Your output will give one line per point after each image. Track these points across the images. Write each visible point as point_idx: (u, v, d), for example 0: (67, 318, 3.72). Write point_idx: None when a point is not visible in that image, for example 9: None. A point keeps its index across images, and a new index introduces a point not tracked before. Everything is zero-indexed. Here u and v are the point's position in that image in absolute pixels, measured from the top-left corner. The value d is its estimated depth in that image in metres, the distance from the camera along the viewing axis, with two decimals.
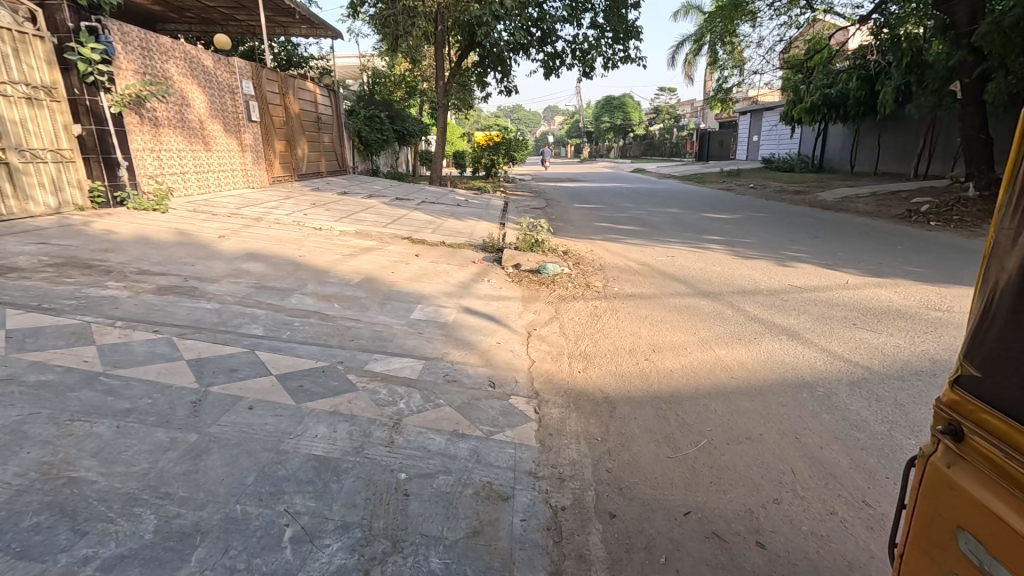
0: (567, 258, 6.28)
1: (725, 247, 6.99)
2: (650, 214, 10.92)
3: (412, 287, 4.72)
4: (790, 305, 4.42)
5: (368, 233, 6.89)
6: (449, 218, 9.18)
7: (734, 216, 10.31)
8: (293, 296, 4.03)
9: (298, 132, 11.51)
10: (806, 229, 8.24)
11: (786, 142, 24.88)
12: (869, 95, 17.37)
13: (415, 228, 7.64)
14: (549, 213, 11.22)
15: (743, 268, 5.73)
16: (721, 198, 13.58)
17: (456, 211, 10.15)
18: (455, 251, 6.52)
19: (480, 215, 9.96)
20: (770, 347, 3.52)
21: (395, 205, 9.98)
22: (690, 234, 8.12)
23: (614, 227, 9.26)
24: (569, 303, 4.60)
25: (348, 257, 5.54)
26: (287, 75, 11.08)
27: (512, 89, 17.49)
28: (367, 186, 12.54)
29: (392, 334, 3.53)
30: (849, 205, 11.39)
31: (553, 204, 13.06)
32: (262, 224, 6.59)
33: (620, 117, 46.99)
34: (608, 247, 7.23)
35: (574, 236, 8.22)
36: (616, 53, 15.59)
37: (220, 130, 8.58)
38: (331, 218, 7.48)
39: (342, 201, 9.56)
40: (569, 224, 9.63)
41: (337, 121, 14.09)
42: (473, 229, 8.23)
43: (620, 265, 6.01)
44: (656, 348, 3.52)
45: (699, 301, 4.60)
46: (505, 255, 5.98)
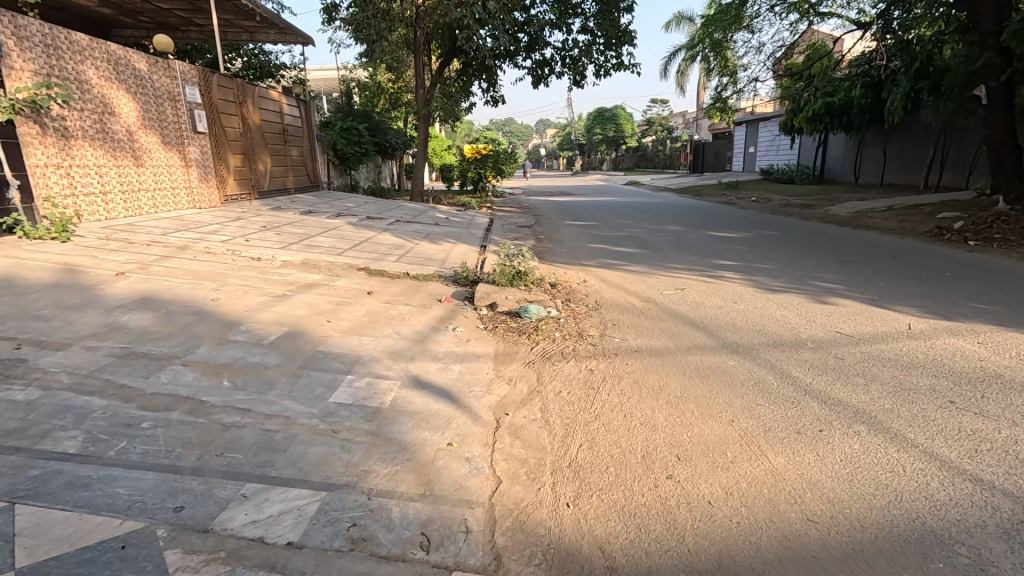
0: (554, 294, 5.18)
1: (742, 275, 5.90)
2: (648, 233, 9.86)
3: (348, 344, 3.57)
4: (850, 367, 3.32)
5: (318, 263, 5.75)
6: (422, 240, 8.07)
7: (743, 234, 9.29)
8: (165, 369, 2.87)
9: (259, 145, 10.41)
10: (829, 251, 7.21)
11: (784, 152, 24.10)
12: (874, 102, 16.55)
13: (378, 254, 6.52)
14: (537, 232, 10.14)
15: (772, 307, 4.64)
16: (723, 213, 12.61)
17: (433, 232, 9.05)
18: (421, 285, 5.40)
19: (460, 236, 8.86)
20: (849, 450, 2.39)
21: (363, 226, 8.86)
22: (698, 258, 7.05)
23: (609, 249, 8.18)
24: (556, 366, 3.47)
25: (278, 299, 4.39)
26: (246, 82, 10.02)
27: (499, 100, 16.54)
28: (338, 204, 11.47)
29: (290, 437, 2.38)
30: (865, 220, 10.42)
31: (543, 221, 12.02)
32: (186, 255, 5.45)
33: (612, 129, 46.37)
34: (604, 277, 6.11)
35: (564, 262, 7.12)
36: (607, 60, 14.73)
37: (156, 142, 7.48)
38: (278, 245, 6.35)
39: (302, 221, 8.44)
40: (560, 246, 8.53)
41: (308, 133, 13.04)
42: (447, 254, 7.11)
43: (620, 304, 4.89)
44: (681, 454, 2.39)
45: (728, 360, 3.48)
46: (479, 290, 4.84)
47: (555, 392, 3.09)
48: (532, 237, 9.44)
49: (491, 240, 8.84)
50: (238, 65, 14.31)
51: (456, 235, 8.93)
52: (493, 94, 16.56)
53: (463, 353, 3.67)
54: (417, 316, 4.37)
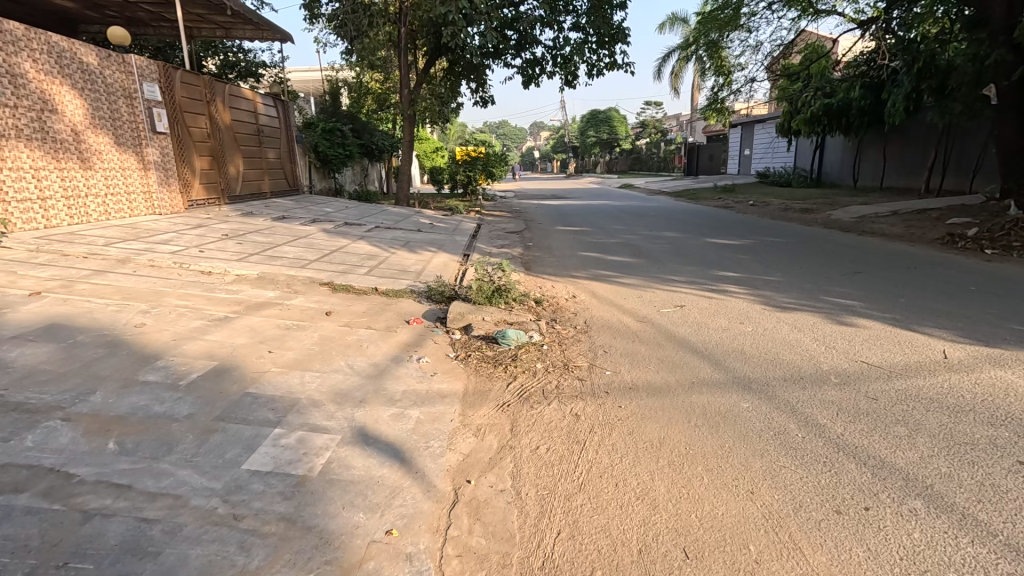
0: (539, 313, 4.61)
1: (747, 290, 5.36)
2: (643, 239, 9.32)
3: (287, 383, 2.97)
4: (888, 412, 2.75)
5: (275, 277, 5.14)
6: (400, 250, 7.46)
7: (743, 241, 8.76)
8: (37, 427, 2.27)
9: (231, 146, 9.80)
10: (838, 261, 6.69)
11: (780, 155, 23.72)
12: (874, 103, 16.13)
13: (347, 266, 5.91)
14: (526, 239, 9.57)
15: (784, 331, 4.08)
16: (721, 218, 12.11)
17: (414, 240, 8.46)
18: (389, 304, 4.80)
19: (443, 244, 8.28)
20: (907, 541, 1.83)
21: (338, 233, 8.27)
22: (697, 268, 6.50)
23: (601, 257, 7.63)
24: (535, 409, 2.90)
25: (217, 323, 3.78)
26: (215, 80, 9.41)
27: (488, 100, 16.00)
28: (317, 209, 10.87)
29: (171, 532, 1.78)
30: (870, 226, 9.95)
31: (532, 227, 11.48)
32: (126, 269, 4.84)
33: (606, 131, 45.99)
34: (596, 291, 5.54)
35: (553, 273, 6.56)
36: (599, 59, 14.24)
37: (108, 143, 6.87)
38: (235, 257, 5.75)
39: (271, 229, 7.84)
40: (549, 254, 7.96)
41: (286, 134, 12.44)
42: (425, 266, 6.53)
43: (612, 326, 4.32)
44: (690, 551, 1.81)
45: (739, 401, 2.92)
46: (453, 311, 4.23)
47: (531, 448, 2.51)
48: (521, 245, 8.89)
49: (476, 248, 8.25)
50: (214, 63, 13.71)
51: (439, 243, 8.34)
52: (482, 94, 16.01)
53: (426, 392, 3.08)
54: (378, 343, 3.76)
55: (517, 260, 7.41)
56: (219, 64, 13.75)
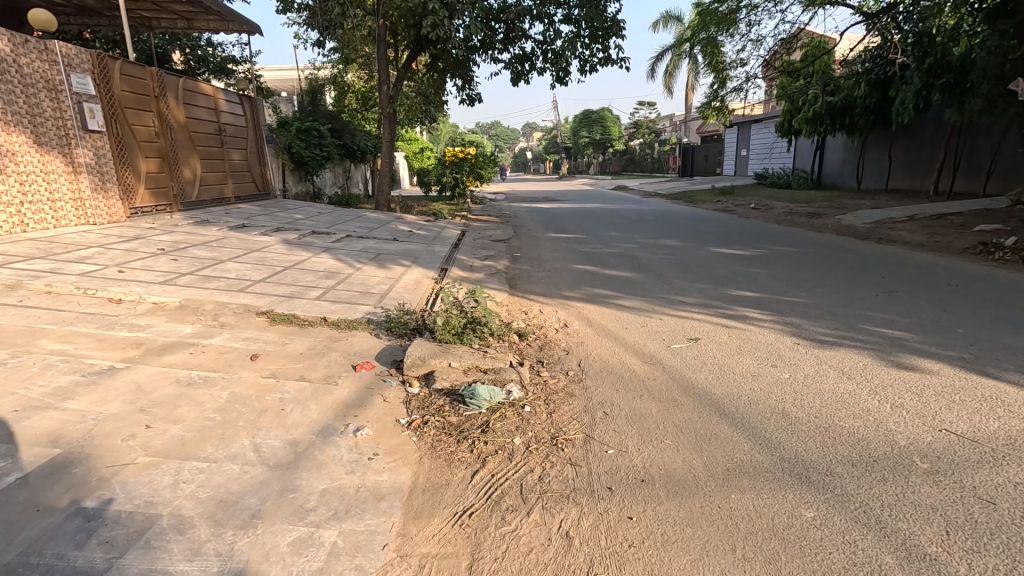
0: (521, 353, 3.72)
1: (771, 317, 4.50)
2: (641, 249, 8.45)
3: (149, 487, 2.05)
4: (1020, 530, 1.89)
5: (201, 305, 4.22)
6: (368, 264, 6.55)
7: (752, 251, 7.94)
8: None
9: (185, 146, 8.87)
10: (866, 277, 5.88)
11: (778, 155, 23.03)
12: (880, 102, 15.41)
13: (296, 288, 5.00)
14: (514, 249, 8.69)
15: (831, 380, 3.21)
16: (723, 224, 11.28)
17: (387, 251, 7.55)
18: (336, 341, 3.88)
19: (418, 257, 7.38)
20: None
21: (300, 244, 7.33)
22: (707, 287, 5.64)
23: (596, 272, 6.77)
24: (508, 527, 1.99)
25: (93, 379, 2.86)
26: (166, 73, 8.44)
27: (475, 98, 15.12)
28: (285, 215, 9.94)
29: None
30: (886, 233, 9.18)
31: (522, 234, 10.61)
32: (10, 299, 3.90)
33: (599, 132, 45.28)
34: (593, 318, 4.65)
35: (542, 293, 5.68)
36: (591, 54, 13.43)
37: (24, 143, 5.91)
38: (163, 278, 4.82)
39: (223, 241, 6.90)
40: (539, 268, 7.08)
41: (254, 134, 11.49)
42: (393, 285, 5.62)
43: (614, 370, 3.44)
44: None
45: (801, 509, 2.05)
46: (411, 356, 3.32)
47: None
48: (506, 256, 8.01)
49: (455, 261, 7.36)
50: (180, 59, 12.80)
51: (415, 255, 7.43)
52: (468, 92, 15.13)
53: (355, 493, 2.17)
54: (307, 406, 2.85)
55: (500, 276, 6.52)
56: (185, 59, 12.82)
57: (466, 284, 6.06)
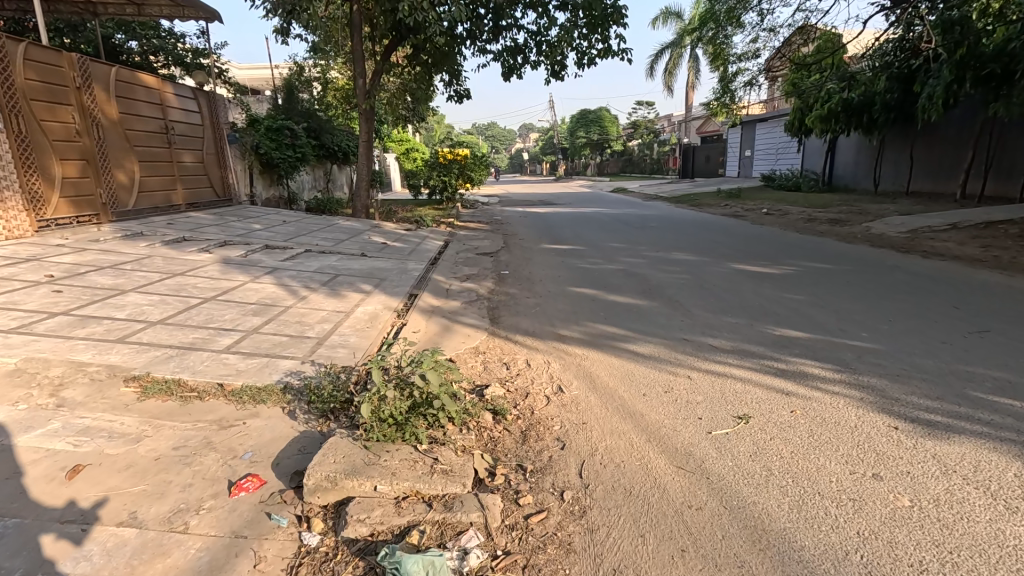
0: (493, 452, 2.52)
1: (840, 375, 3.32)
2: (649, 265, 7.26)
3: None
4: None
5: (46, 368, 3.00)
6: (317, 290, 5.34)
7: (780, 268, 6.77)
8: None
9: (119, 146, 7.63)
10: (939, 309, 4.69)
11: (785, 156, 21.92)
12: (901, 98, 14.27)
13: (204, 333, 3.78)
14: (501, 265, 7.51)
15: (982, 514, 2.02)
16: (738, 233, 10.10)
17: (348, 271, 6.36)
18: (223, 430, 2.66)
19: (384, 278, 6.17)
20: None
21: (242, 263, 6.12)
22: (741, 323, 4.45)
23: (598, 297, 5.59)
24: None
25: None
26: (93, 61, 7.23)
27: (464, 95, 13.90)
28: (241, 225, 8.71)
29: None
30: (927, 244, 8.03)
31: (513, 245, 9.42)
32: None
33: (596, 132, 44.13)
34: (599, 376, 3.45)
35: (532, 330, 4.48)
36: (589, 45, 12.27)
37: None
38: (19, 321, 3.59)
39: (144, 261, 5.67)
40: (529, 293, 5.89)
41: (212, 134, 10.26)
42: (339, 322, 4.41)
43: (637, 488, 2.24)
44: None
45: None
46: (314, 473, 2.11)
47: None
48: (492, 274, 6.83)
49: (429, 284, 6.16)
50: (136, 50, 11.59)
51: (381, 276, 6.23)
52: (456, 88, 13.90)
53: None
54: None
55: (481, 305, 5.33)
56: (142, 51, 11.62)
57: (438, 317, 4.86)
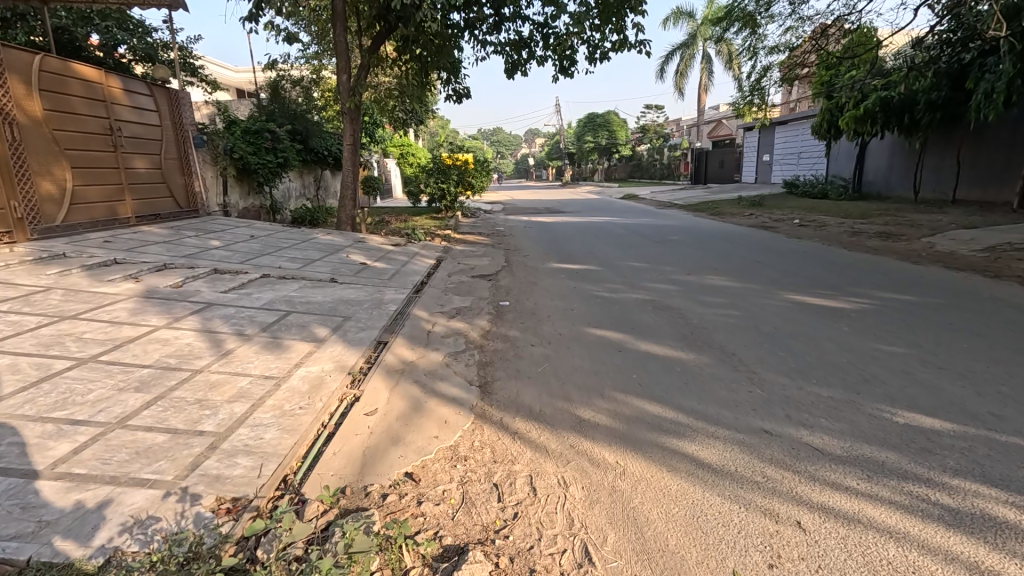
0: None
1: None
2: (682, 294, 5.91)
3: None
4: None
5: None
6: (252, 337, 4.02)
7: (848, 298, 5.42)
8: None
9: (43, 150, 6.39)
10: None
11: (809, 160, 20.53)
12: (949, 96, 12.86)
13: (32, 433, 2.46)
14: (499, 293, 6.20)
15: None
16: (776, 249, 8.71)
17: (307, 304, 5.07)
18: None
19: (349, 314, 4.85)
20: None
21: (171, 296, 4.84)
22: (842, 401, 3.10)
23: (626, 347, 4.25)
24: None
25: None
26: (7, 47, 6.02)
27: (462, 94, 12.60)
28: (197, 242, 7.44)
29: None
30: (1016, 266, 6.65)
31: (516, 264, 8.12)
32: None
33: (604, 136, 42.43)
34: (653, 521, 2.11)
35: (542, 408, 3.14)
36: (601, 38, 11.01)
37: None
38: None
39: (34, 297, 4.37)
40: (536, 337, 4.55)
41: (171, 136, 9.03)
42: (264, 396, 3.09)
43: None
44: None
45: None
46: None
47: None
48: (488, 307, 5.52)
49: (407, 322, 4.85)
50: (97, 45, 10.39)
51: (346, 312, 4.93)
52: (455, 86, 12.63)
53: None
54: None
55: (471, 358, 4.01)
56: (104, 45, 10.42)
57: (409, 380, 3.54)
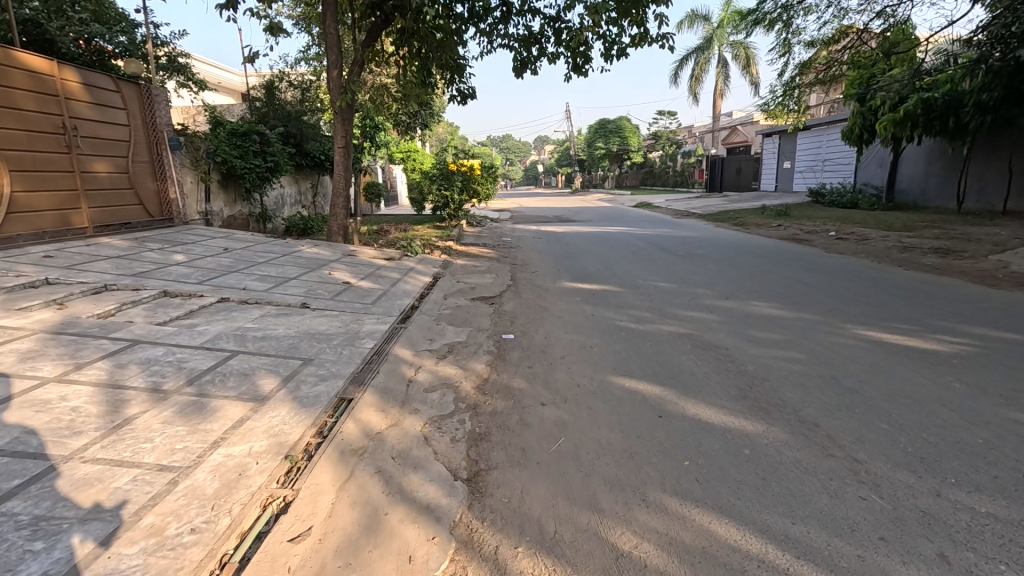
0: None
1: None
2: (726, 327, 4.84)
3: None
4: None
5: None
6: (170, 393, 3.03)
7: (940, 338, 4.33)
8: None
9: None
10: None
11: (835, 168, 19.37)
12: (1001, 98, 11.71)
13: None
14: (502, 322, 5.17)
15: None
16: (821, 267, 7.61)
17: (262, 341, 4.08)
18: None
19: (310, 357, 3.85)
20: None
21: (89, 331, 3.85)
22: (1018, 529, 2.03)
23: (668, 409, 3.19)
24: None
25: None
26: None
27: (467, 95, 11.63)
28: (158, 257, 6.49)
29: None
30: None
31: (523, 284, 7.09)
32: None
33: (615, 143, 41.30)
34: None
35: (558, 528, 2.11)
36: (619, 33, 10.05)
37: None
38: None
39: None
40: (548, 390, 3.51)
41: (141, 136, 8.15)
42: (144, 507, 2.07)
43: None
44: None
45: None
46: None
47: None
48: (489, 344, 4.48)
49: (384, 366, 3.83)
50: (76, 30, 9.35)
51: (308, 353, 3.92)
52: (459, 86, 11.69)
53: None
54: None
55: (460, 427, 2.97)
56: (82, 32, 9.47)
57: (370, 470, 2.50)
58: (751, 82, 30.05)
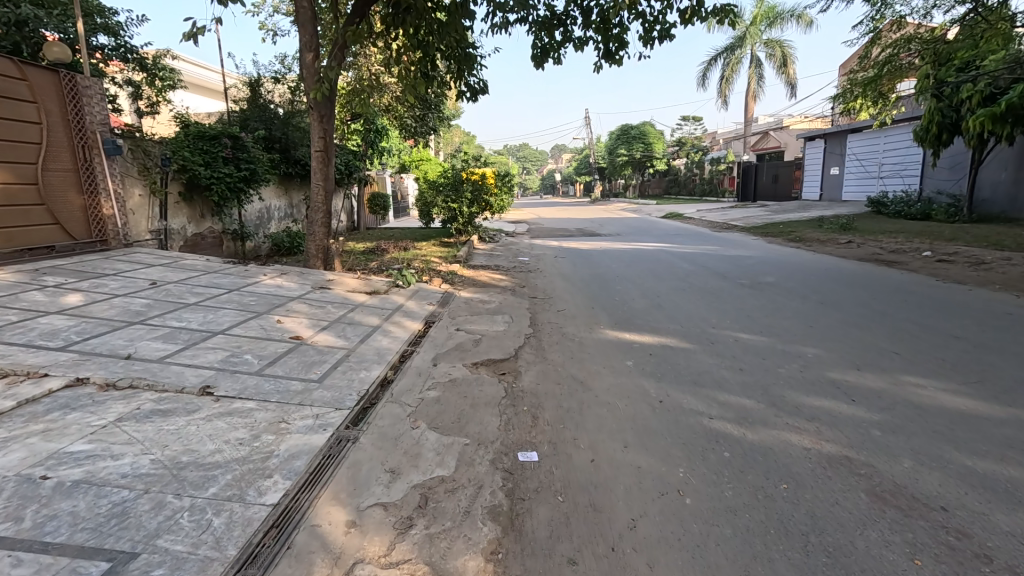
0: None
1: None
2: (909, 445, 2.77)
3: None
4: None
5: None
6: None
7: None
8: None
9: None
10: None
11: (897, 174, 17.06)
12: None
13: None
14: (518, 421, 3.18)
15: None
16: (961, 309, 5.50)
17: (60, 498, 2.15)
18: None
19: (129, 553, 1.90)
20: None
21: None
22: None
23: None
24: None
25: None
26: None
27: (478, 90, 9.78)
28: (39, 300, 4.67)
29: None
30: None
31: (547, 334, 5.12)
32: None
33: (638, 150, 39.24)
34: None
35: None
36: (663, 10, 8.14)
37: None
38: None
39: None
40: None
41: (58, 137, 6.42)
42: None
43: None
44: None
45: None
46: None
47: None
48: (493, 487, 2.50)
49: None
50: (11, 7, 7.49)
51: (130, 536, 1.98)
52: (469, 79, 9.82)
53: None
54: None
55: None
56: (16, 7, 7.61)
57: None
58: (786, 83, 27.82)
